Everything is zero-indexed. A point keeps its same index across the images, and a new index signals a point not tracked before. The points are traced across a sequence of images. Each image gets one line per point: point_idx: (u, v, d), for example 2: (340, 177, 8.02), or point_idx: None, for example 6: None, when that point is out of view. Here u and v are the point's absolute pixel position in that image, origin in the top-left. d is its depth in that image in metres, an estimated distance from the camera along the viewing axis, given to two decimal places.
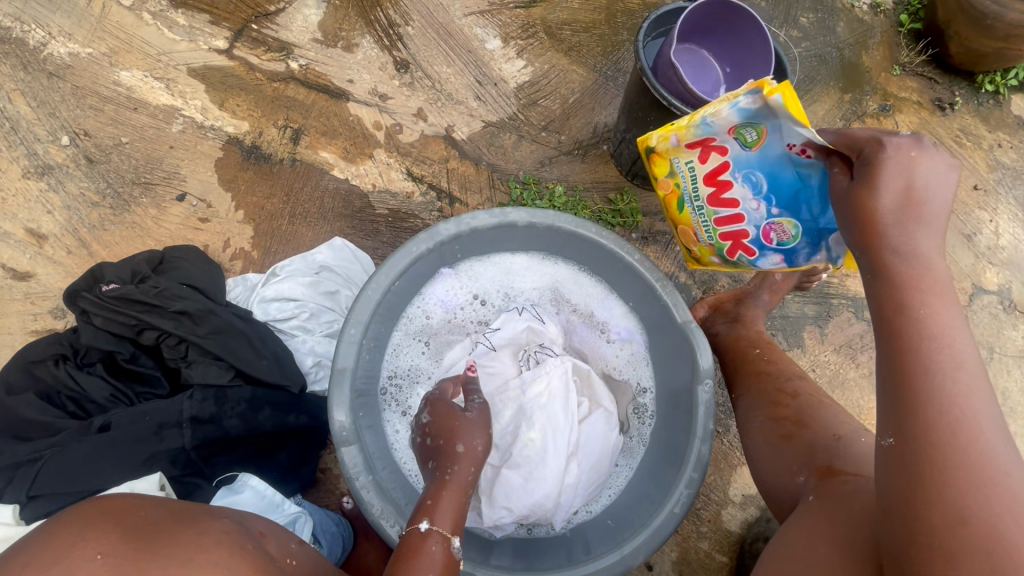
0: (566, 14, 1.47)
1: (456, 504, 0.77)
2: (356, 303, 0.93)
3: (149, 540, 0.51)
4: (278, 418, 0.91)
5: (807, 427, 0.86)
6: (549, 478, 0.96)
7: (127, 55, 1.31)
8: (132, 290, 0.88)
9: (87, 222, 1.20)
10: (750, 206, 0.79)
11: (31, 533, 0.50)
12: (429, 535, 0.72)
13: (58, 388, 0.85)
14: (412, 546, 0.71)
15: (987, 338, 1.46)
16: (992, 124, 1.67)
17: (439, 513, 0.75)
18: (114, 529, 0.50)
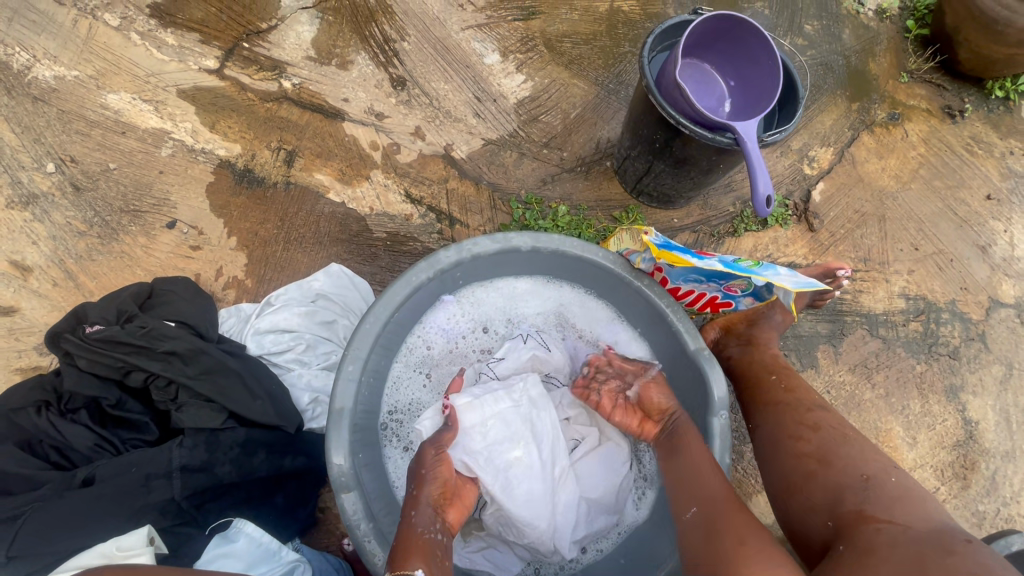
0: (566, 26, 1.43)
1: (423, 544, 0.74)
2: (354, 337, 0.89)
3: None
4: (273, 461, 0.87)
5: (832, 465, 0.80)
6: (540, 500, 0.91)
7: (115, 77, 1.27)
8: (116, 331, 0.83)
9: (74, 252, 1.15)
10: (706, 286, 1.03)
11: None
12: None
13: (40, 436, 0.81)
14: None
15: (1005, 353, 1.41)
16: (1003, 132, 1.63)
17: (411, 556, 0.71)
18: None
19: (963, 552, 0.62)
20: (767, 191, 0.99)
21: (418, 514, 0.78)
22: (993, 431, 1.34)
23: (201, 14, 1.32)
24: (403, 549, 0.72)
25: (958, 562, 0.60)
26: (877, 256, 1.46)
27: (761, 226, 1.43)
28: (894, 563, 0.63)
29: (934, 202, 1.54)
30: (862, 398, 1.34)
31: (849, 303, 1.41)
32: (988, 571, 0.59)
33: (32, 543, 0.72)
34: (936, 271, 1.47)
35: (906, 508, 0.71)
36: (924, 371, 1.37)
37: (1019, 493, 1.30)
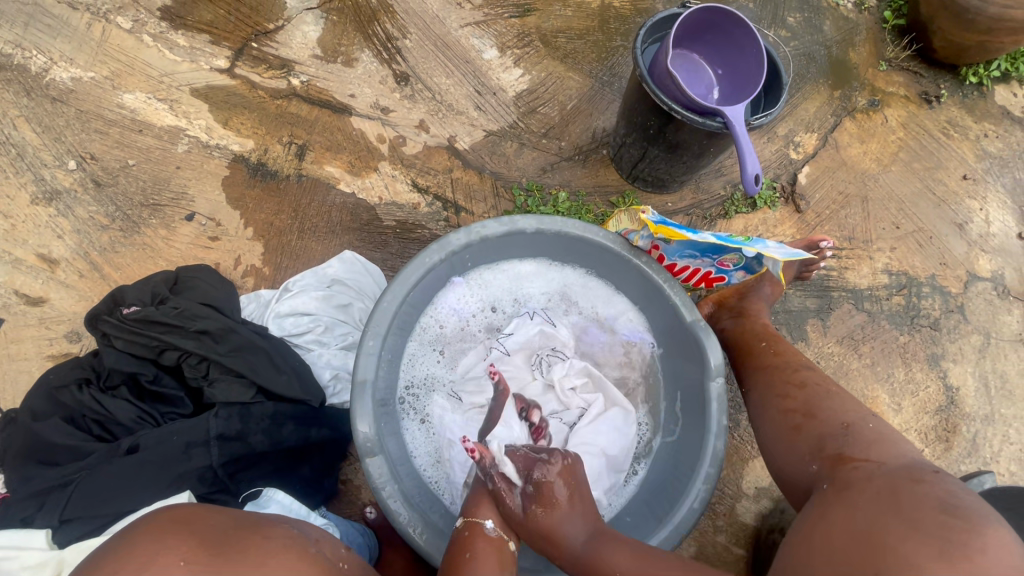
0: (560, 22, 1.50)
1: (497, 497, 0.87)
2: (373, 315, 0.95)
3: (223, 547, 0.51)
4: (301, 431, 0.92)
5: (817, 418, 0.87)
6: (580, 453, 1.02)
7: (130, 77, 1.32)
8: (152, 312, 0.89)
9: (98, 245, 1.20)
10: (700, 261, 1.10)
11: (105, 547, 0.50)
12: (468, 525, 0.83)
13: (83, 411, 0.86)
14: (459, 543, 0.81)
15: (983, 323, 1.50)
16: (978, 115, 1.72)
17: (481, 509, 0.86)
18: (189, 538, 0.51)
19: (931, 480, 0.68)
20: (755, 170, 1.06)
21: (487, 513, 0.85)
22: (973, 396, 1.42)
23: (211, 17, 1.37)
24: (474, 503, 0.87)
25: (924, 487, 0.66)
26: (861, 234, 1.54)
27: (751, 208, 1.50)
28: (869, 496, 0.69)
29: (914, 183, 1.62)
30: (850, 368, 1.42)
31: (836, 279, 1.48)
32: (952, 494, 0.65)
33: (86, 506, 0.78)
34: (917, 248, 1.55)
35: (882, 448, 0.77)
36: (907, 342, 1.45)
37: (999, 453, 1.38)
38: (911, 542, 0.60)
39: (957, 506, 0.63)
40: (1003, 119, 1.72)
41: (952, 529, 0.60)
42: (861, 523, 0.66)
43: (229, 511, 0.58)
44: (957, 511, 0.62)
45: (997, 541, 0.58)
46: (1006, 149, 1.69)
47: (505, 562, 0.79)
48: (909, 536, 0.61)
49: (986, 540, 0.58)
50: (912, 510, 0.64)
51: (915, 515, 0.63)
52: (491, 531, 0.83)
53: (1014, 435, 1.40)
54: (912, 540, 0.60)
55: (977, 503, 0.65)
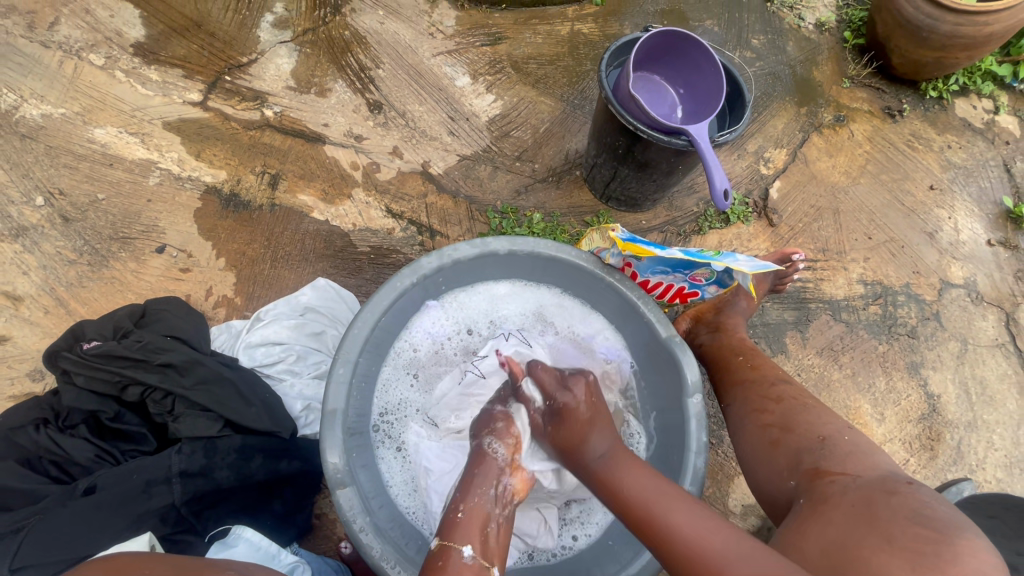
0: (531, 50, 1.55)
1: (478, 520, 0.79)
2: (344, 341, 0.94)
3: None
4: (270, 465, 0.90)
5: (794, 431, 0.86)
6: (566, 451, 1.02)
7: (101, 113, 1.32)
8: (115, 346, 0.87)
9: (65, 280, 1.18)
10: (672, 277, 1.10)
11: None
12: (442, 552, 0.75)
13: (41, 453, 0.83)
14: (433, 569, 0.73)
15: (960, 330, 1.51)
16: (941, 128, 1.77)
17: (459, 532, 0.77)
18: None
19: (905, 491, 0.68)
20: (724, 185, 1.08)
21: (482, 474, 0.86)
22: (954, 403, 1.42)
23: (184, 52, 1.39)
24: (452, 523, 0.78)
25: (899, 499, 0.66)
26: (834, 246, 1.56)
27: (724, 224, 1.52)
28: (846, 509, 0.68)
29: (883, 195, 1.65)
30: (830, 378, 1.41)
31: (812, 290, 1.49)
32: (927, 506, 0.64)
33: (37, 553, 0.74)
34: (890, 258, 1.57)
35: (858, 461, 0.77)
36: (886, 351, 1.45)
37: (984, 461, 1.37)
38: (888, 557, 0.59)
39: (931, 518, 0.62)
40: (964, 131, 1.78)
41: (927, 541, 0.59)
42: (840, 537, 0.65)
43: (176, 557, 0.57)
44: (932, 524, 0.61)
45: (970, 552, 0.57)
46: (970, 159, 1.74)
47: None
48: (885, 550, 0.60)
49: (961, 553, 0.58)
50: (888, 522, 0.63)
51: (892, 529, 0.62)
52: (470, 558, 0.74)
53: (998, 441, 1.40)
54: (889, 554, 0.59)
55: (952, 513, 0.64)
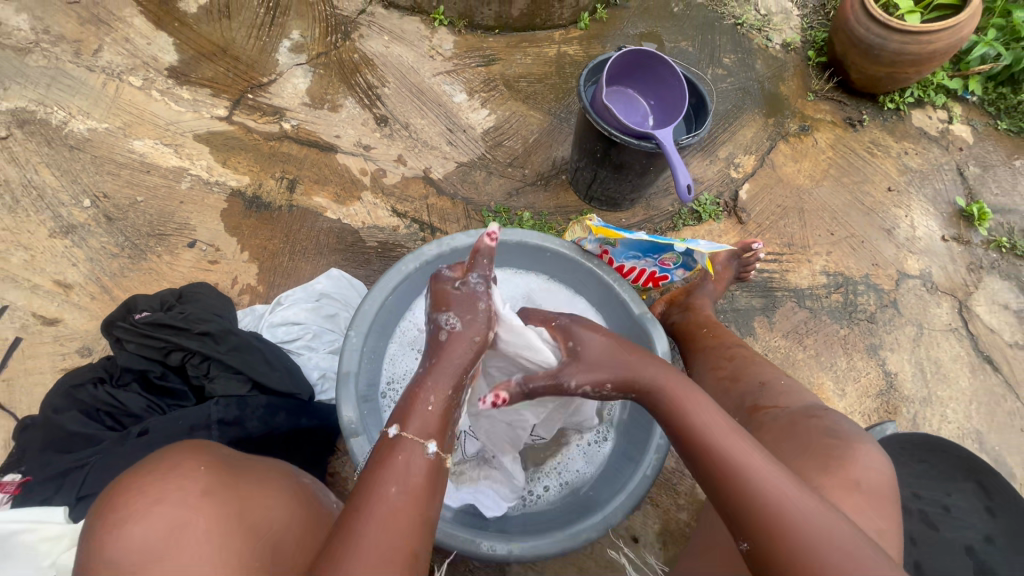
0: (521, 70, 1.73)
1: (443, 416, 0.79)
2: (357, 316, 1.09)
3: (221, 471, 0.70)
4: (293, 420, 1.03)
5: (741, 381, 0.99)
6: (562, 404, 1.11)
7: (140, 127, 1.49)
8: (163, 316, 1.02)
9: (108, 271, 1.33)
10: (644, 261, 1.25)
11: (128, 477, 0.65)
12: (397, 445, 0.74)
13: (98, 406, 0.97)
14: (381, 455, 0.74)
15: (916, 316, 1.65)
16: (898, 136, 1.94)
17: (415, 422, 0.76)
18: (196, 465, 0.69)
19: (823, 414, 0.83)
20: (687, 181, 1.24)
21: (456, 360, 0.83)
22: (911, 380, 1.56)
23: (212, 74, 1.58)
24: (408, 413, 0.77)
25: (817, 421, 0.81)
26: (799, 241, 1.71)
27: (697, 221, 1.68)
28: (776, 432, 0.83)
29: (844, 196, 1.81)
30: (796, 359, 1.55)
31: (779, 281, 1.64)
32: (838, 424, 0.81)
33: (100, 484, 0.88)
34: (851, 252, 1.72)
35: (789, 397, 0.91)
36: (847, 334, 1.59)
37: (939, 432, 1.50)
38: (805, 464, 0.75)
39: (840, 431, 0.79)
40: (919, 139, 1.95)
41: (835, 450, 0.76)
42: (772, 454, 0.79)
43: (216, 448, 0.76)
44: (839, 437, 0.77)
45: (863, 455, 0.75)
46: (925, 163, 1.91)
47: (440, 487, 0.75)
48: (804, 460, 0.75)
49: (857, 454, 0.75)
50: (807, 439, 0.78)
51: (811, 444, 0.77)
52: (434, 455, 0.75)
53: (951, 415, 1.53)
54: (805, 462, 0.75)
55: (856, 430, 0.81)
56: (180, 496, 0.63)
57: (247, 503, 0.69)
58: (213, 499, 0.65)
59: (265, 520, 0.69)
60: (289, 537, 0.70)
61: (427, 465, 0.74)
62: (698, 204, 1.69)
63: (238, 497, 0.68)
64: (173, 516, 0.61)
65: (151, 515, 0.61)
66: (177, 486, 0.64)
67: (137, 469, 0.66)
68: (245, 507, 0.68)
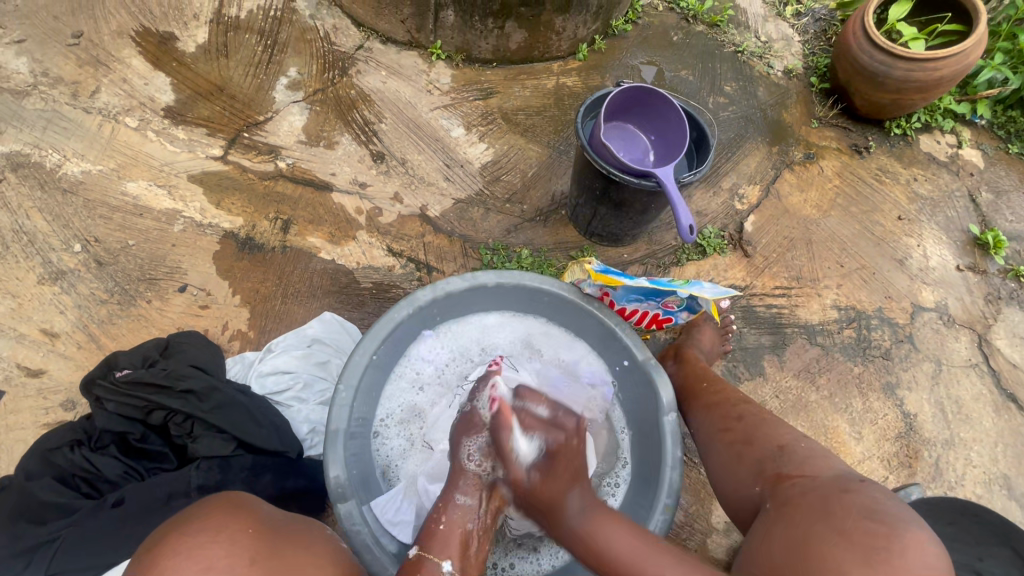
0: (519, 103, 1.71)
1: (461, 540, 0.82)
2: (347, 367, 1.04)
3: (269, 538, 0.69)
4: (278, 482, 0.99)
5: (755, 444, 0.96)
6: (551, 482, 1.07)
7: (134, 168, 1.48)
8: (144, 373, 0.99)
9: (97, 318, 1.31)
10: (646, 304, 1.23)
11: (172, 536, 0.64)
12: (418, 565, 0.77)
13: (74, 471, 0.93)
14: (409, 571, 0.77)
15: (934, 351, 1.58)
16: (907, 162, 1.90)
17: (437, 545, 0.80)
18: (243, 527, 0.68)
19: (858, 488, 0.78)
20: (689, 221, 1.20)
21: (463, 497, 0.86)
22: (930, 421, 1.49)
23: (208, 113, 1.57)
24: (431, 535, 0.82)
25: (852, 496, 0.76)
26: (808, 274, 1.66)
27: (701, 255, 1.63)
28: (807, 507, 0.77)
29: (853, 226, 1.76)
30: (809, 400, 1.49)
31: (787, 316, 1.59)
32: (876, 500, 0.74)
33: (70, 559, 0.83)
34: (862, 284, 1.67)
35: (814, 464, 0.87)
36: (861, 372, 1.53)
37: (963, 477, 1.43)
38: (841, 550, 0.68)
39: (881, 512, 0.72)
40: (929, 165, 1.90)
41: (878, 535, 0.68)
42: (803, 537, 0.73)
43: (259, 508, 0.75)
44: (882, 518, 0.70)
45: (915, 542, 0.67)
46: (936, 190, 1.85)
47: None
48: (841, 546, 0.69)
49: (908, 544, 0.67)
50: (843, 517, 0.72)
51: (847, 525, 0.71)
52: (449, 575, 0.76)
53: (975, 457, 1.46)
54: (842, 548, 0.68)
55: (901, 506, 0.74)
56: (228, 563, 0.63)
57: (290, 571, 0.66)
58: (259, 568, 0.64)
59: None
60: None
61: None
62: (701, 237, 1.65)
63: (282, 564, 0.66)
64: None
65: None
66: (226, 552, 0.64)
67: (179, 532, 0.64)
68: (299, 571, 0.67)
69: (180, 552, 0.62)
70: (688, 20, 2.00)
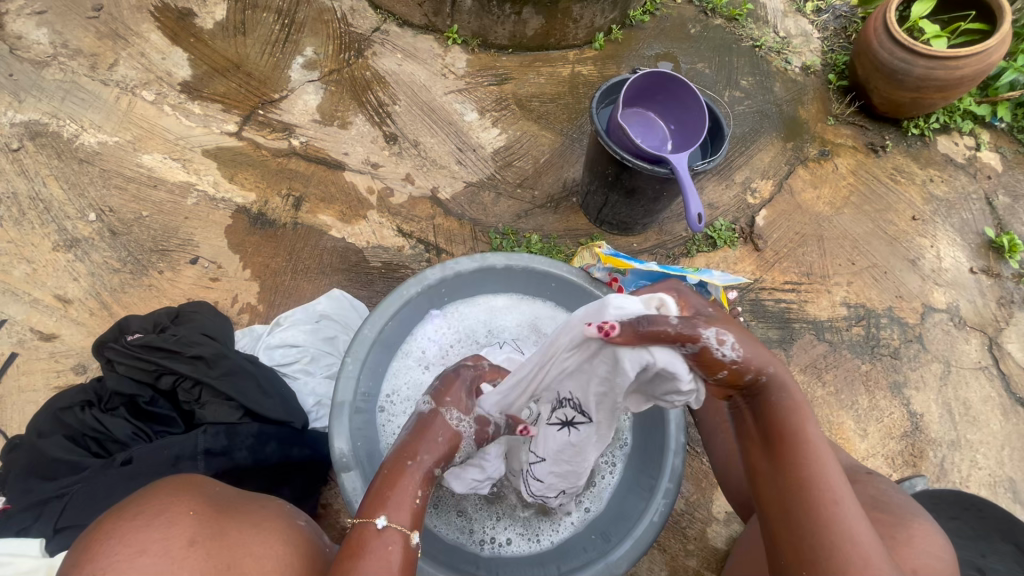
0: (534, 89, 1.71)
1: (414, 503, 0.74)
2: (354, 342, 1.04)
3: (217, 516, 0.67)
4: (283, 450, 1.00)
5: None
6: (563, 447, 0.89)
7: (149, 141, 1.49)
8: (155, 338, 1.01)
9: (109, 286, 1.33)
10: None
11: (107, 521, 0.63)
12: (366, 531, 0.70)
13: (85, 430, 0.95)
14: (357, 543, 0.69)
15: (943, 352, 1.57)
16: (923, 162, 1.87)
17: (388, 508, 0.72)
18: (188, 506, 0.67)
19: (863, 481, 0.79)
20: (698, 209, 1.19)
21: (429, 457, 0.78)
22: (938, 422, 1.48)
23: (223, 89, 1.57)
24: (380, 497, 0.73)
25: (859, 488, 0.77)
26: (818, 270, 1.65)
27: (712, 248, 1.63)
28: None
29: (866, 224, 1.74)
30: (814, 396, 1.48)
31: (796, 311, 1.58)
32: (883, 492, 0.76)
33: (79, 514, 0.86)
34: (873, 282, 1.65)
35: None
36: (869, 370, 1.52)
37: (967, 478, 1.42)
38: None
39: (888, 503, 0.73)
40: (946, 166, 1.87)
41: (886, 523, 0.70)
42: None
43: (214, 486, 0.74)
44: (888, 509, 0.72)
45: (920, 533, 0.69)
46: (952, 192, 1.83)
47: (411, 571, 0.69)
48: None
49: (914, 533, 0.69)
50: None
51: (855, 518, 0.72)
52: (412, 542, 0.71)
53: (981, 460, 1.45)
54: None
55: (904, 498, 0.76)
56: (164, 545, 0.61)
57: (233, 551, 0.64)
58: (198, 550, 0.62)
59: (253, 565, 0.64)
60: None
61: (405, 555, 0.69)
62: (712, 230, 1.64)
63: (226, 544, 0.64)
64: (157, 566, 0.59)
65: (131, 568, 0.58)
66: (162, 534, 0.62)
67: (119, 513, 0.63)
68: (244, 549, 0.65)
69: (112, 539, 0.60)
70: (706, 13, 1.98)
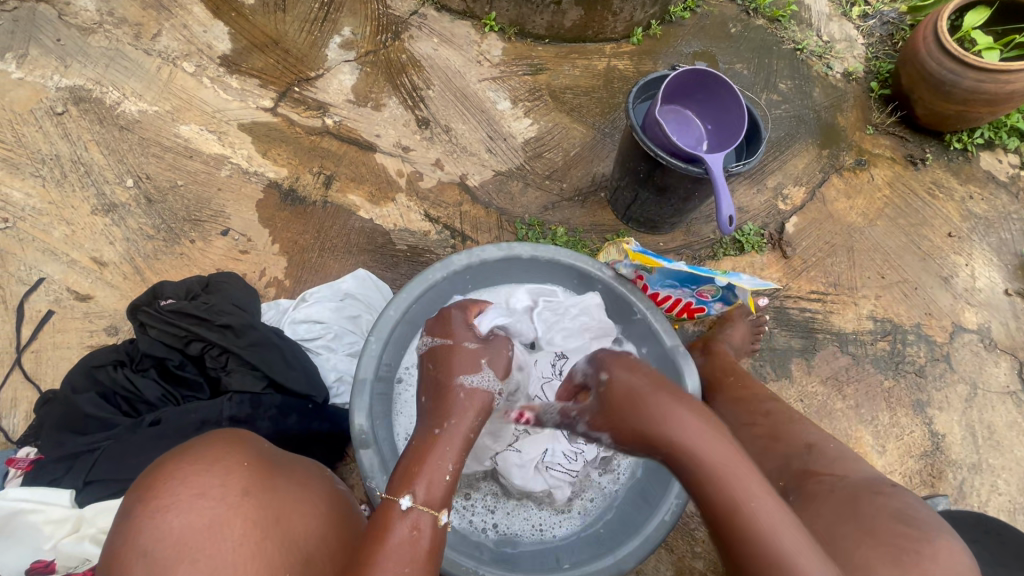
0: (568, 81, 1.69)
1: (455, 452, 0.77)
2: (378, 321, 1.05)
3: (265, 471, 0.72)
4: (304, 422, 1.02)
5: (781, 441, 0.97)
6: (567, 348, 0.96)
7: (188, 112, 1.52)
8: (186, 305, 1.04)
9: (143, 252, 1.36)
10: (679, 292, 1.23)
11: (158, 461, 0.67)
12: (409, 519, 0.70)
13: (116, 389, 0.99)
14: (382, 528, 0.69)
15: (970, 373, 1.53)
16: (964, 178, 1.82)
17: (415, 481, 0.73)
18: (240, 456, 0.70)
19: (889, 492, 0.79)
20: (729, 211, 1.17)
21: (460, 425, 0.78)
22: (959, 444, 1.45)
23: (261, 65, 1.59)
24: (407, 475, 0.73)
25: (882, 498, 0.77)
26: (846, 281, 1.62)
27: (739, 252, 1.61)
28: (834, 503, 0.79)
29: (899, 237, 1.70)
30: (833, 408, 1.47)
31: (820, 322, 1.56)
32: (908, 505, 0.75)
33: (106, 469, 0.89)
34: (902, 298, 1.62)
35: (842, 465, 0.87)
36: (891, 387, 1.50)
37: (986, 503, 1.40)
38: (869, 550, 0.69)
39: (912, 516, 0.73)
40: (988, 183, 1.82)
41: (909, 538, 0.70)
42: (829, 530, 0.75)
43: (260, 440, 0.78)
44: (911, 522, 0.72)
45: (946, 549, 0.68)
46: (992, 211, 1.77)
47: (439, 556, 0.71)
48: (869, 545, 0.70)
49: (936, 549, 0.68)
50: (871, 517, 0.74)
51: (878, 528, 0.72)
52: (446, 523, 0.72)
53: (1002, 485, 1.42)
54: (869, 548, 0.69)
55: (930, 514, 0.75)
56: (221, 492, 0.66)
57: (283, 505, 0.70)
58: (253, 499, 0.67)
59: (298, 524, 0.70)
60: (322, 544, 0.71)
61: (436, 534, 0.71)
62: (740, 233, 1.62)
63: (275, 499, 0.69)
64: (213, 513, 0.64)
65: (192, 508, 0.63)
66: (220, 481, 0.66)
67: (175, 457, 0.67)
68: (288, 509, 0.70)
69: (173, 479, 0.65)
70: (748, 13, 1.94)
